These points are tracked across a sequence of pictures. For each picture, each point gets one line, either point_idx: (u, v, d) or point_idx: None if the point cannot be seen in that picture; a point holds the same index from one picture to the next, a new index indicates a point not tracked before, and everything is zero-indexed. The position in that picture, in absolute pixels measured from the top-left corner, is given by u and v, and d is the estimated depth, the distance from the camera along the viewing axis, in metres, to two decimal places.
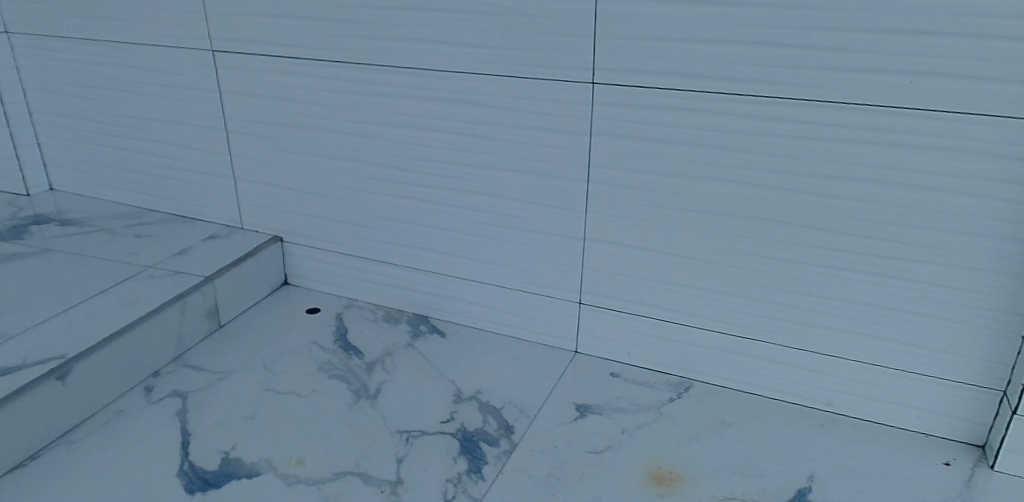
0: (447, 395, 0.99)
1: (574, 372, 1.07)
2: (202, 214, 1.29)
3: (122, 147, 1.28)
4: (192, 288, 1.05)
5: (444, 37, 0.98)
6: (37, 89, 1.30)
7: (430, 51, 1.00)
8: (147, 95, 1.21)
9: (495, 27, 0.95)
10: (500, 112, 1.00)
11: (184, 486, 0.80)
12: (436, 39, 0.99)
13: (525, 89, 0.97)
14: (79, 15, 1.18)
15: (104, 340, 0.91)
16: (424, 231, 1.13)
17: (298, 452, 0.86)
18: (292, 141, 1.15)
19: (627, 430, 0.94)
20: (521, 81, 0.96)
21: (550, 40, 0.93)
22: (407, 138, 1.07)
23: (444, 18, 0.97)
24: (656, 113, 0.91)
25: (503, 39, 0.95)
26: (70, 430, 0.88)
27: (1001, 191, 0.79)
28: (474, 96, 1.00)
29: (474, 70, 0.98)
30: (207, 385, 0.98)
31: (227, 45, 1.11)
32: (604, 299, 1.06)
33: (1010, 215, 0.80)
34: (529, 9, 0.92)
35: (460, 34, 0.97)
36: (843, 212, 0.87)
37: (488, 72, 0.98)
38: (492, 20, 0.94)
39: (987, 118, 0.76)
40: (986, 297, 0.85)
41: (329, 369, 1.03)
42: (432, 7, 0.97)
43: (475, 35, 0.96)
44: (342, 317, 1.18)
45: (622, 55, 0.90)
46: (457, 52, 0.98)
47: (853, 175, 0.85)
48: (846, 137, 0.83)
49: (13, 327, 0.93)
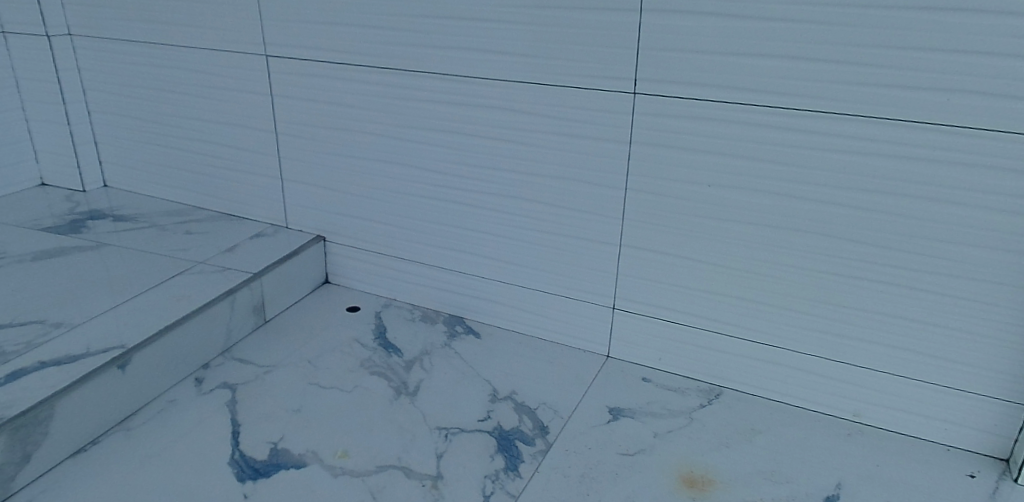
0: (483, 394, 1.02)
1: (606, 376, 1.09)
2: (248, 213, 1.33)
3: (175, 146, 1.33)
4: (241, 284, 1.09)
5: (488, 46, 1.01)
6: (98, 90, 1.35)
7: (473, 59, 1.03)
8: (200, 97, 1.26)
9: (539, 38, 0.97)
10: (541, 120, 1.02)
11: (236, 475, 0.83)
12: (480, 48, 1.02)
13: (566, 97, 0.99)
14: (141, 19, 1.23)
15: (160, 332, 0.95)
16: (461, 234, 1.16)
17: (342, 445, 0.90)
18: (336, 144, 1.19)
19: (659, 434, 0.96)
20: (563, 89, 0.99)
21: (593, 51, 0.95)
22: (448, 143, 1.10)
23: (489, 28, 1.00)
24: (693, 124, 0.94)
25: (547, 49, 0.98)
26: (127, 417, 0.92)
27: (992, 202, 0.82)
28: (516, 104, 1.03)
29: (517, 78, 1.01)
30: (254, 378, 1.02)
31: (278, 50, 1.15)
32: (638, 304, 1.08)
33: (1014, 227, 0.82)
34: (573, 20, 0.95)
35: (505, 44, 1.00)
36: (858, 222, 0.89)
37: (530, 81, 1.01)
38: (537, 31, 0.97)
39: (990, 133, 0.79)
40: (994, 307, 0.86)
41: (370, 365, 1.06)
42: (478, 17, 1.00)
43: (518, 44, 0.99)
44: (381, 315, 1.21)
45: (664, 66, 0.92)
46: (501, 60, 1.01)
47: (887, 188, 0.86)
48: (881, 152, 0.85)
49: (74, 317, 0.97)
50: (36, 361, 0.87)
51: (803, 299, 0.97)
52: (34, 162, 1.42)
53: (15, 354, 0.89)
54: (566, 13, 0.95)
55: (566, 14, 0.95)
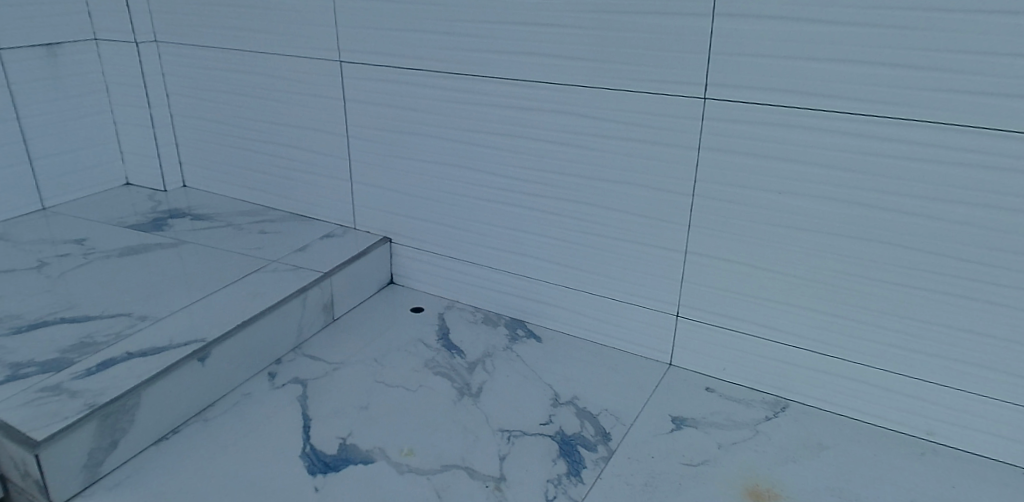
0: (545, 398, 1.02)
1: (669, 385, 1.08)
2: (318, 214, 1.37)
3: (250, 149, 1.38)
4: (312, 283, 1.12)
5: (556, 51, 1.02)
6: (180, 95, 1.41)
7: (540, 64, 1.04)
8: (276, 101, 1.31)
9: (608, 42, 0.97)
10: (607, 125, 1.02)
11: (307, 468, 0.86)
12: (548, 53, 1.02)
13: (633, 102, 0.99)
14: (223, 27, 1.29)
15: (237, 327, 0.99)
16: (524, 238, 1.17)
17: (408, 443, 0.91)
18: (403, 147, 1.21)
19: (723, 445, 0.95)
20: (631, 94, 0.99)
21: (664, 55, 0.94)
22: (512, 147, 1.11)
23: (558, 33, 1.00)
24: (763, 129, 0.92)
25: (615, 54, 0.98)
26: (205, 408, 0.96)
27: (994, 202, 0.82)
28: (582, 109, 1.03)
29: (585, 83, 1.01)
30: (323, 374, 1.05)
31: (352, 57, 1.19)
32: (703, 313, 1.07)
33: (1021, 226, 0.81)
34: (644, 25, 0.94)
35: (573, 49, 1.00)
36: (926, 231, 0.87)
37: (598, 85, 1.01)
38: (606, 36, 0.97)
39: (1014, 134, 0.78)
40: (1019, 313, 0.85)
41: (433, 366, 1.08)
42: (547, 23, 1.01)
43: (586, 50, 0.99)
44: (444, 317, 1.23)
45: (736, 71, 0.91)
46: (568, 65, 1.02)
47: (964, 198, 0.83)
48: (960, 160, 0.82)
49: (159, 311, 1.02)
50: (124, 352, 0.92)
51: (851, 308, 0.95)
52: (121, 163, 1.50)
53: (105, 345, 0.94)
54: (636, 17, 0.94)
55: (637, 19, 0.94)
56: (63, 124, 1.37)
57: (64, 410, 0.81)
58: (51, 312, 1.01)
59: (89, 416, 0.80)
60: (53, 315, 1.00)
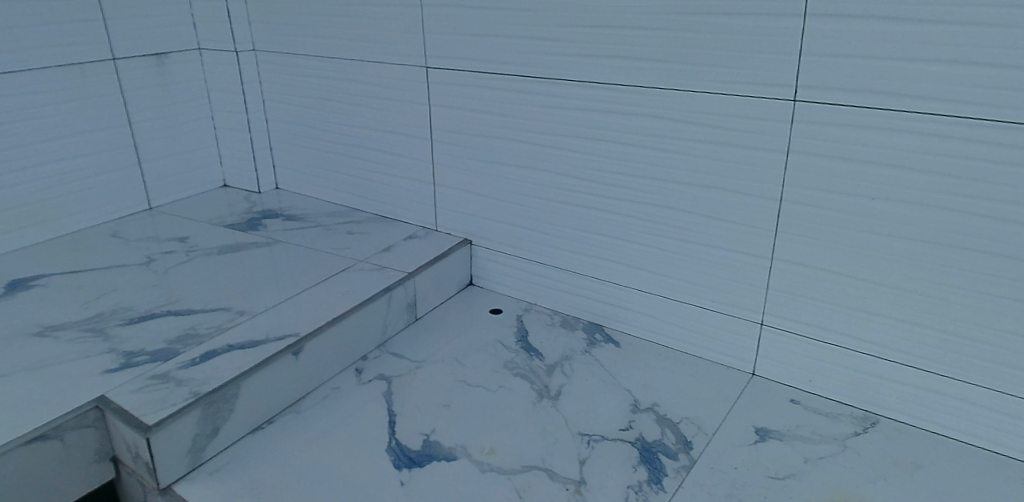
0: (624, 403, 1.01)
1: (752, 395, 1.05)
2: (401, 216, 1.41)
3: (339, 152, 1.44)
4: (397, 282, 1.15)
5: (640, 54, 1.01)
6: (275, 100, 1.48)
7: (623, 68, 1.03)
8: (364, 106, 1.35)
9: (694, 44, 0.96)
10: (690, 129, 1.01)
11: (393, 462, 0.89)
12: (630, 56, 1.02)
13: (717, 104, 0.97)
14: (316, 35, 1.35)
15: (327, 324, 1.03)
16: (603, 241, 1.16)
17: (489, 442, 0.93)
18: (484, 150, 1.23)
19: (810, 459, 0.92)
20: (716, 97, 0.97)
21: (751, 56, 0.92)
22: (592, 150, 1.11)
23: (643, 35, 1.00)
24: (854, 133, 0.88)
25: (702, 56, 0.96)
26: (297, 401, 1.01)
27: None
28: (663, 112, 1.02)
29: (668, 86, 1.00)
30: (407, 371, 1.08)
31: (437, 62, 1.22)
32: (789, 322, 1.03)
33: None
34: (730, 25, 0.92)
35: (655, 50, 1.00)
36: None
37: (682, 87, 0.99)
38: (692, 38, 0.96)
39: None
40: None
41: (513, 367, 1.09)
42: (632, 25, 1.00)
43: (670, 52, 0.98)
44: (522, 319, 1.24)
45: (827, 72, 0.87)
46: (651, 68, 1.01)
47: None
48: None
49: (256, 306, 1.08)
50: (225, 344, 0.98)
51: (951, 321, 0.90)
52: (219, 165, 1.59)
53: (207, 337, 1.00)
54: (724, 18, 0.93)
55: (723, 20, 0.93)
56: (169, 129, 1.46)
57: (173, 397, 0.86)
58: (159, 305, 1.08)
59: (194, 403, 0.85)
60: (161, 307, 1.07)
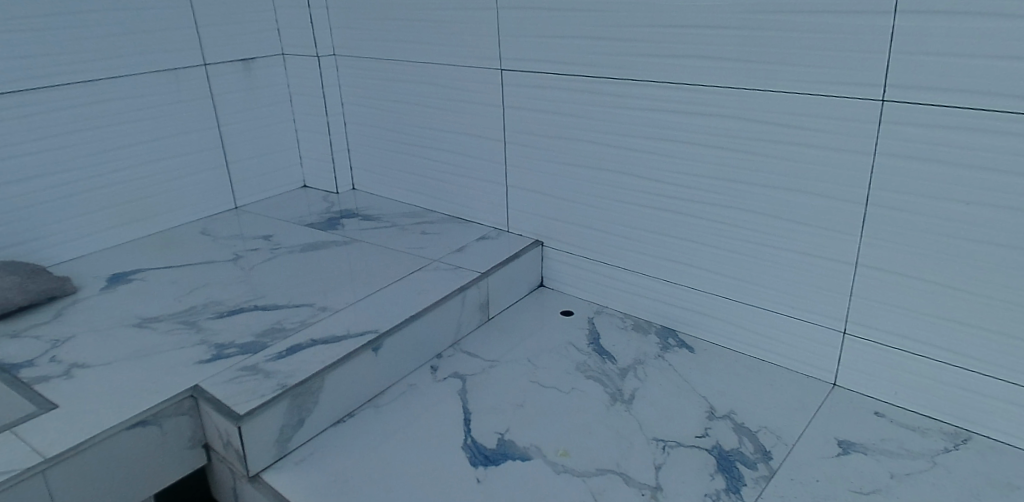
0: (700, 410, 0.99)
1: (835, 406, 1.02)
2: (473, 217, 1.43)
3: (414, 154, 1.47)
4: (471, 283, 1.17)
5: (718, 54, 0.99)
6: (352, 104, 1.53)
7: (699, 68, 1.02)
8: (439, 108, 1.38)
9: (774, 43, 0.94)
10: (768, 130, 0.98)
11: (469, 460, 0.90)
12: (707, 56, 1.00)
13: (798, 104, 0.94)
14: (393, 40, 1.38)
15: (405, 321, 1.05)
16: (678, 244, 1.15)
17: (564, 443, 0.93)
18: (557, 152, 1.24)
19: (897, 475, 0.88)
20: (798, 96, 0.94)
21: (836, 55, 0.89)
22: (667, 151, 1.10)
23: (721, 33, 0.98)
24: (946, 134, 0.84)
25: (784, 54, 0.93)
26: (376, 396, 1.03)
27: None
28: (740, 113, 1.00)
29: (747, 86, 0.98)
30: (481, 370, 1.09)
31: (511, 64, 1.23)
32: (875, 332, 0.99)
33: None
34: (814, 23, 0.90)
35: (733, 50, 0.98)
36: None
37: (761, 88, 0.97)
38: (773, 37, 0.93)
39: None
40: None
41: (586, 369, 1.09)
42: (709, 25, 0.98)
43: (749, 51, 0.96)
44: (594, 322, 1.23)
45: (919, 70, 0.83)
46: (729, 68, 0.99)
47: None
48: None
49: (337, 302, 1.11)
50: (309, 339, 1.01)
51: None
52: (300, 167, 1.64)
53: (292, 331, 1.04)
54: (807, 16, 0.90)
55: (806, 17, 0.90)
56: (254, 131, 1.53)
57: (262, 388, 0.90)
58: (246, 300, 1.13)
59: (281, 395, 0.89)
60: (249, 302, 1.12)
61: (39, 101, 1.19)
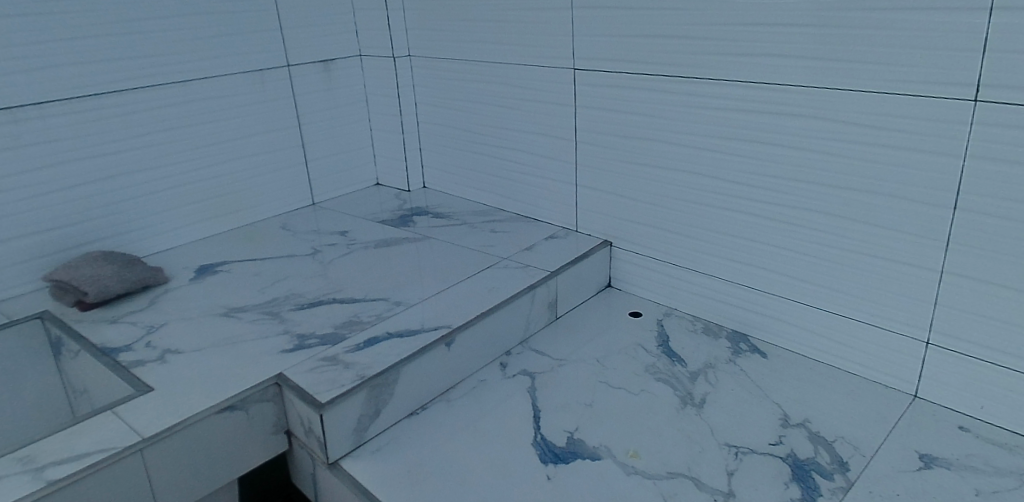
0: (773, 417, 0.98)
1: (915, 418, 0.98)
2: (541, 216, 1.44)
3: (484, 153, 1.50)
4: (540, 281, 1.18)
5: (799, 52, 0.97)
6: (425, 103, 1.56)
7: (778, 67, 1.00)
8: (511, 108, 1.40)
9: (858, 41, 0.91)
10: (850, 130, 0.96)
11: (540, 457, 0.91)
12: (785, 54, 0.99)
13: (883, 104, 0.91)
14: (467, 40, 1.41)
15: (476, 317, 1.07)
16: (751, 247, 1.13)
17: (634, 445, 0.93)
18: (628, 152, 1.24)
19: (984, 492, 0.84)
20: (882, 96, 0.91)
21: (924, 54, 0.86)
22: (742, 152, 1.09)
23: (802, 31, 0.96)
24: None
25: (868, 52, 0.91)
26: (448, 390, 1.06)
27: None
28: (818, 113, 0.98)
29: (829, 86, 0.96)
30: (550, 369, 1.10)
31: (584, 63, 1.24)
32: (961, 343, 0.95)
33: None
34: (902, 19, 0.87)
35: (814, 48, 0.95)
36: None
37: (843, 87, 0.94)
38: (858, 34, 0.91)
39: None
40: None
41: (655, 371, 1.09)
42: (791, 22, 0.96)
43: (831, 49, 0.94)
44: (663, 324, 1.23)
45: (1017, 70, 0.80)
46: (810, 67, 0.97)
47: None
48: None
49: (411, 297, 1.15)
50: (385, 332, 1.05)
51: None
52: (373, 165, 1.69)
53: (369, 324, 1.08)
54: (895, 13, 0.87)
55: (893, 14, 0.87)
56: (331, 130, 1.58)
57: (342, 378, 0.94)
58: (324, 293, 1.18)
59: (359, 385, 0.92)
60: (327, 295, 1.17)
61: (138, 100, 1.27)
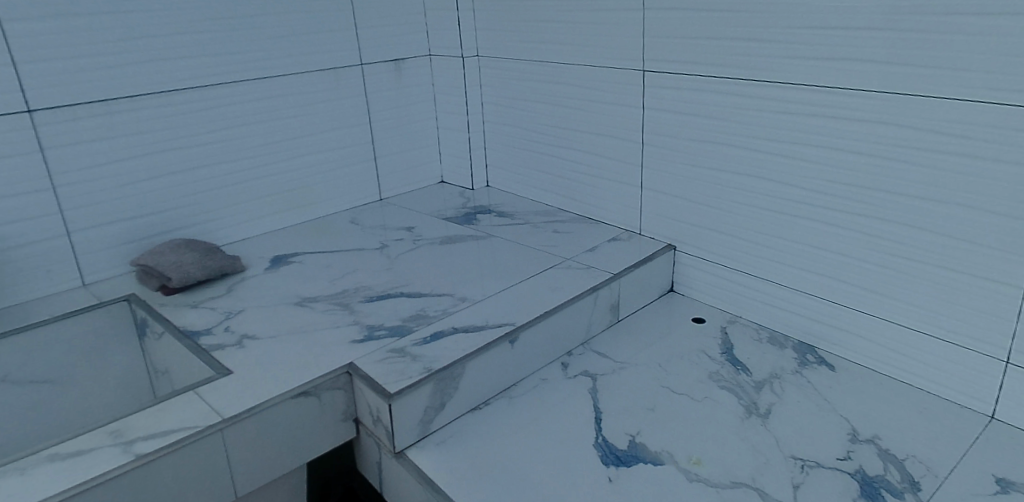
0: (841, 432, 0.96)
1: (992, 441, 0.94)
2: (605, 218, 1.45)
3: (549, 153, 1.51)
4: (603, 283, 1.19)
5: (878, 56, 0.94)
6: (491, 103, 1.58)
7: (856, 71, 0.97)
8: (578, 108, 1.40)
9: (943, 45, 0.88)
10: (930, 138, 0.93)
11: (601, 458, 0.92)
12: (862, 59, 0.96)
13: (969, 113, 0.88)
14: (536, 41, 1.43)
15: (540, 316, 1.09)
16: (820, 256, 1.11)
17: (696, 452, 0.93)
18: (696, 156, 1.23)
19: None
20: (967, 104, 0.88)
21: (1017, 61, 0.82)
22: (815, 158, 1.06)
23: (882, 35, 0.93)
24: None
25: (954, 58, 0.87)
26: (510, 388, 1.08)
27: None
28: (896, 119, 0.95)
29: (909, 92, 0.93)
30: (612, 371, 1.11)
31: (655, 65, 1.23)
32: None
33: None
34: (992, 24, 0.83)
35: (895, 53, 0.92)
36: None
37: (925, 93, 0.91)
38: (943, 38, 0.88)
39: None
40: None
41: (718, 379, 1.08)
42: (871, 26, 0.94)
43: (913, 53, 0.91)
44: (727, 332, 1.21)
45: None
46: (889, 72, 0.94)
47: None
48: None
49: (476, 294, 1.17)
50: (451, 327, 1.07)
51: None
52: (438, 162, 1.73)
53: (436, 319, 1.10)
54: (984, 17, 0.84)
55: (986, 18, 0.83)
56: (399, 127, 1.62)
57: (410, 371, 0.97)
58: (392, 286, 1.21)
59: (427, 378, 0.95)
60: (395, 289, 1.20)
61: (221, 94, 1.33)
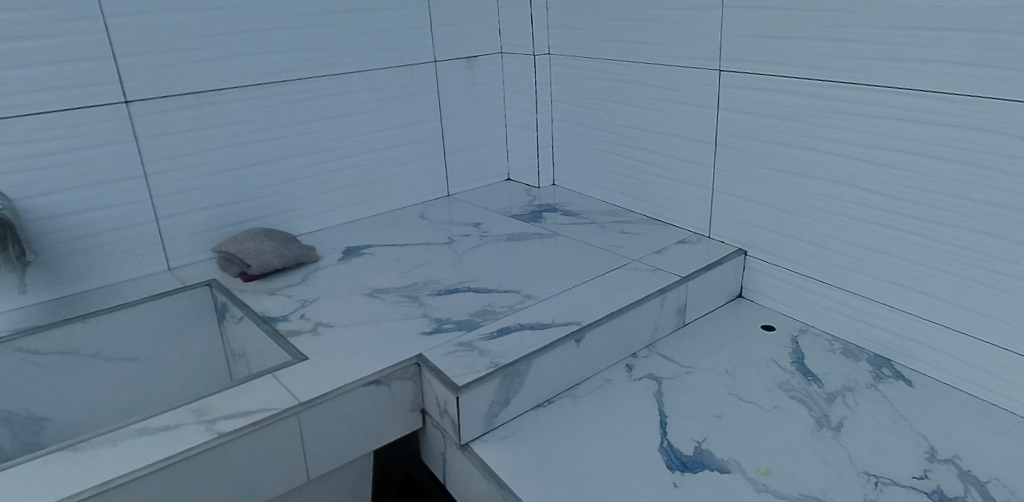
0: (918, 449, 0.92)
1: None
2: (672, 220, 1.43)
3: (617, 153, 1.50)
4: (671, 285, 1.18)
5: (971, 59, 0.90)
6: (560, 101, 1.59)
7: (945, 74, 0.93)
8: (649, 108, 1.39)
9: None
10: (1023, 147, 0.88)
11: (666, 463, 0.92)
12: (953, 61, 0.92)
13: None
14: (608, 40, 1.43)
15: (607, 316, 1.09)
16: (900, 266, 1.07)
17: (764, 462, 0.91)
18: (770, 159, 1.20)
19: None
20: None
21: None
22: (897, 164, 1.02)
23: (976, 37, 0.89)
24: None
25: None
26: (574, 387, 1.09)
27: None
28: (987, 126, 0.91)
29: (1003, 97, 0.88)
30: (677, 375, 1.10)
31: (731, 66, 1.21)
32: None
33: None
34: None
35: (989, 56, 0.88)
36: None
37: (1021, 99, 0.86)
38: None
39: None
40: None
41: (788, 388, 1.06)
42: (964, 27, 0.90)
43: (1010, 57, 0.86)
44: (797, 341, 1.19)
45: None
46: (981, 76, 0.90)
47: None
48: None
49: (543, 292, 1.18)
50: (518, 324, 1.09)
51: None
52: (505, 159, 1.74)
53: (503, 315, 1.12)
54: None
55: None
56: (467, 123, 1.64)
57: (478, 365, 0.99)
58: (460, 281, 1.24)
59: (494, 373, 0.96)
60: (463, 284, 1.22)
61: (300, 89, 1.37)
